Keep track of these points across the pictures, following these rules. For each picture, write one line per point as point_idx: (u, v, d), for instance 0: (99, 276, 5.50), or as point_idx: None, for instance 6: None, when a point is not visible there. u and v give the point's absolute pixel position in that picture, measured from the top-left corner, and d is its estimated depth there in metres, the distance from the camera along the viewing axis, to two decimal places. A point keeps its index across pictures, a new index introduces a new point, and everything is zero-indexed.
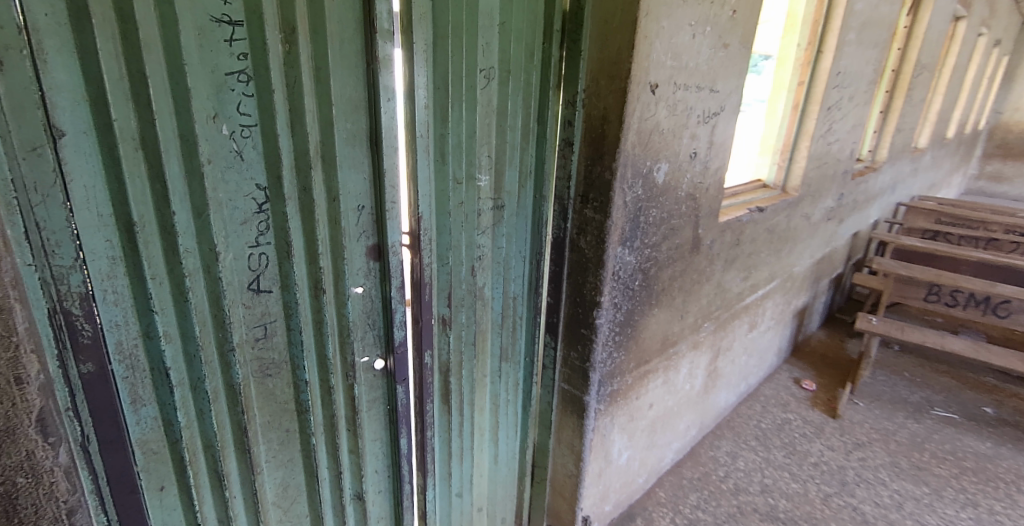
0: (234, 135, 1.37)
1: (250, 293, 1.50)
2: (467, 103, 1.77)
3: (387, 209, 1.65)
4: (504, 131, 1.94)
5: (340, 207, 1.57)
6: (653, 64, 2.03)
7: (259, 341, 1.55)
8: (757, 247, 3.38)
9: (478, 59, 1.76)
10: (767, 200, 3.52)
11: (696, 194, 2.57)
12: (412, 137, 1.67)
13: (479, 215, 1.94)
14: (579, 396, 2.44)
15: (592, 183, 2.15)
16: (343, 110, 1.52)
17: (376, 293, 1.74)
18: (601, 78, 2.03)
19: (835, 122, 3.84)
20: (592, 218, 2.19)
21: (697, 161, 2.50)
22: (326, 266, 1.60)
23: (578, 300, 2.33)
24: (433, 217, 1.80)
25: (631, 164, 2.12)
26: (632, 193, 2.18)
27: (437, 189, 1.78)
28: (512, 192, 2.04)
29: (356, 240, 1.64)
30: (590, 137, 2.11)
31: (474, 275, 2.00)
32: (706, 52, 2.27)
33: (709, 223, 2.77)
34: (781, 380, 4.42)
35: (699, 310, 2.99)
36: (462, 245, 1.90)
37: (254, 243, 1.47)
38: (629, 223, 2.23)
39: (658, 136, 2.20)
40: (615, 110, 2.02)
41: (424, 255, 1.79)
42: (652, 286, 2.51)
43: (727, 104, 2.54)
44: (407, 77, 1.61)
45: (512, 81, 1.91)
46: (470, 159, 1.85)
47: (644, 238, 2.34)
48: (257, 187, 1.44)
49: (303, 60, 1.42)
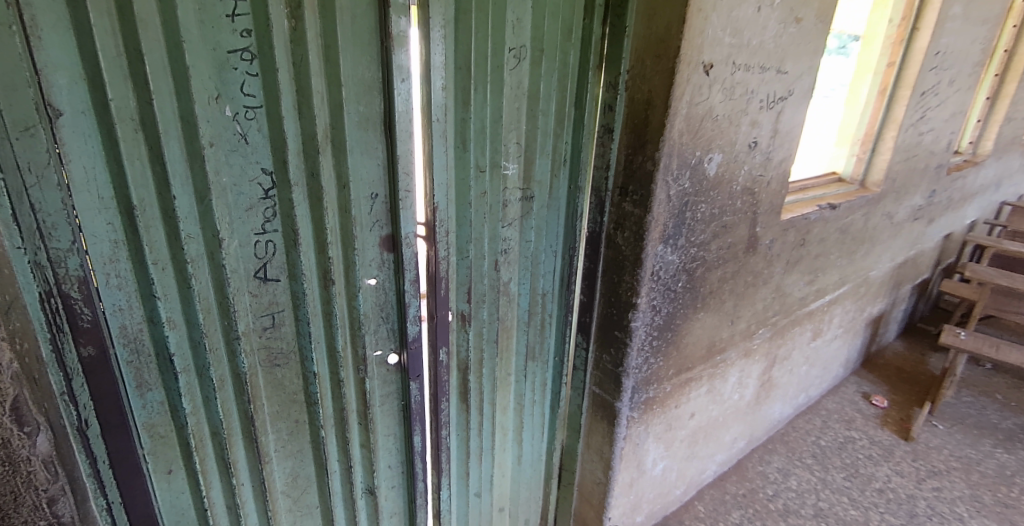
0: (237, 117, 1.31)
1: (257, 281, 1.45)
2: (493, 86, 1.65)
3: (400, 198, 1.57)
4: (535, 117, 1.81)
5: (351, 195, 1.50)
6: (708, 41, 1.82)
7: (267, 330, 1.51)
8: (826, 248, 3.07)
9: (506, 37, 1.62)
10: (841, 196, 3.19)
11: (755, 188, 2.33)
12: (430, 121, 1.56)
13: (505, 206, 1.85)
14: (610, 402, 2.33)
15: (631, 175, 1.98)
16: (355, 92, 1.43)
17: (390, 286, 1.67)
18: (647, 57, 1.84)
19: (930, 109, 3.40)
20: (630, 212, 2.02)
21: (757, 152, 2.25)
22: (336, 256, 1.54)
23: (612, 300, 2.19)
24: (452, 208, 1.70)
25: (677, 154, 1.93)
26: (677, 186, 1.99)
27: (457, 178, 1.68)
28: (543, 183, 1.94)
29: (369, 230, 1.57)
30: (633, 123, 1.93)
31: (498, 270, 1.92)
32: (773, 28, 2.02)
33: (770, 221, 2.52)
34: (848, 393, 4.06)
35: (753, 316, 2.76)
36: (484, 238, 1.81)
37: (261, 230, 1.42)
38: (673, 219, 2.04)
39: (711, 123, 1.98)
40: (661, 93, 1.82)
41: (441, 248, 1.70)
42: (697, 288, 2.31)
43: (797, 87, 2.26)
44: (425, 55, 1.51)
45: (545, 62, 1.76)
46: (496, 146, 1.73)
47: (690, 236, 2.15)
48: (262, 172, 1.38)
49: (311, 37, 1.33)
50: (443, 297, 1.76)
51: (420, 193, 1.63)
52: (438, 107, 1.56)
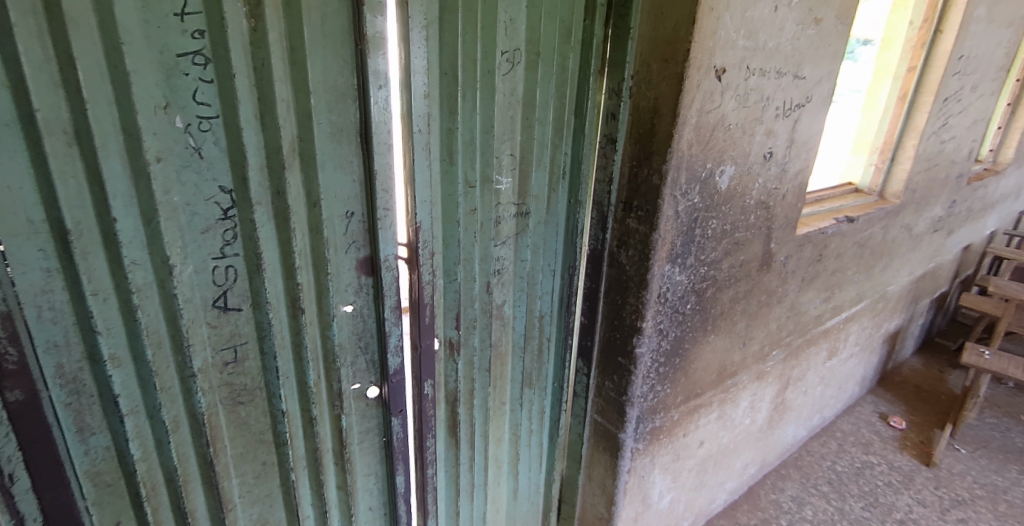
0: (190, 128, 1.15)
1: (216, 311, 1.30)
2: (482, 92, 1.50)
3: (378, 218, 1.42)
4: (530, 127, 1.66)
5: (323, 214, 1.35)
6: (721, 44, 1.65)
7: (229, 365, 1.36)
8: (843, 264, 2.89)
9: (498, 39, 1.47)
10: (858, 208, 3.02)
11: (770, 201, 2.16)
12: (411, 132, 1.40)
13: (498, 224, 1.69)
14: (613, 433, 2.17)
15: (636, 189, 1.82)
16: (326, 100, 1.28)
17: (369, 313, 1.51)
18: (653, 61, 1.68)
19: (952, 116, 3.23)
20: (635, 229, 1.85)
21: (773, 164, 2.08)
22: (305, 282, 1.38)
23: (615, 323, 2.03)
24: (438, 226, 1.55)
25: (687, 166, 1.76)
26: (686, 201, 1.82)
27: (443, 194, 1.52)
28: (540, 197, 1.78)
29: (344, 253, 1.42)
30: (638, 133, 1.77)
31: (491, 292, 1.76)
32: (791, 29, 1.86)
33: (785, 236, 2.34)
34: (864, 413, 3.87)
35: (766, 337, 2.58)
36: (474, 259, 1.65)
37: (219, 254, 1.27)
38: (682, 237, 1.87)
39: (723, 132, 1.82)
40: (669, 100, 1.66)
41: (425, 272, 1.54)
42: (707, 309, 2.14)
43: (816, 94, 2.10)
44: (405, 59, 1.35)
45: (542, 66, 1.61)
46: (486, 159, 1.58)
47: (700, 254, 1.98)
48: (220, 190, 1.22)
49: (274, 38, 1.18)
50: (428, 324, 1.60)
51: (401, 211, 1.47)
52: (420, 115, 1.41)
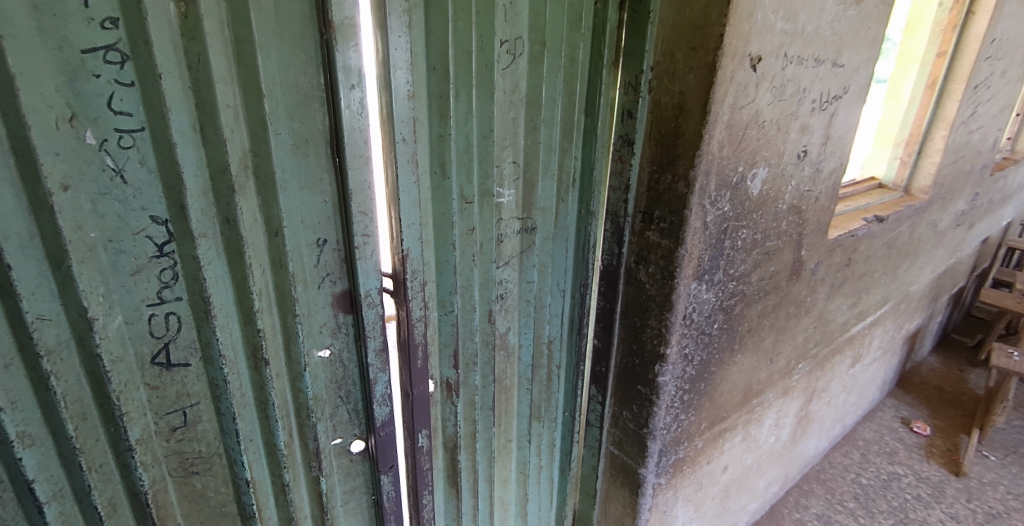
0: (106, 146, 0.89)
1: (157, 369, 1.05)
2: (477, 91, 1.25)
3: (356, 246, 1.16)
4: (534, 130, 1.41)
5: (287, 244, 1.10)
6: (757, 27, 1.40)
7: (178, 431, 1.11)
8: (872, 267, 2.63)
9: (496, 27, 1.23)
10: (884, 206, 2.79)
11: (803, 205, 1.91)
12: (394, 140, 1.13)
13: (499, 243, 1.44)
14: (632, 468, 1.93)
15: (657, 197, 1.57)
16: (286, 104, 1.03)
17: (350, 357, 1.26)
18: (678, 49, 1.43)
19: (981, 104, 2.99)
20: (656, 243, 1.61)
21: (807, 164, 1.83)
22: (268, 327, 1.12)
23: (634, 347, 1.78)
24: (430, 251, 1.28)
25: (716, 171, 1.51)
26: (715, 210, 1.57)
27: (435, 213, 1.26)
28: (547, 209, 1.54)
29: (316, 288, 1.17)
30: (659, 134, 1.52)
31: (494, 321, 1.51)
32: (832, 9, 1.60)
33: (816, 242, 2.09)
34: (885, 419, 3.67)
35: (793, 351, 2.33)
36: (474, 285, 1.39)
37: (157, 299, 1.01)
38: (709, 251, 1.62)
39: (756, 131, 1.57)
40: (698, 95, 1.41)
41: (415, 308, 1.27)
42: (735, 328, 1.90)
43: (853, 84, 1.84)
44: (384, 52, 1.08)
45: (548, 58, 1.37)
46: (484, 170, 1.33)
47: (728, 268, 1.73)
48: (153, 220, 0.96)
49: (211, 27, 0.92)
50: (422, 366, 1.34)
51: (384, 237, 1.20)
52: (403, 122, 1.13)
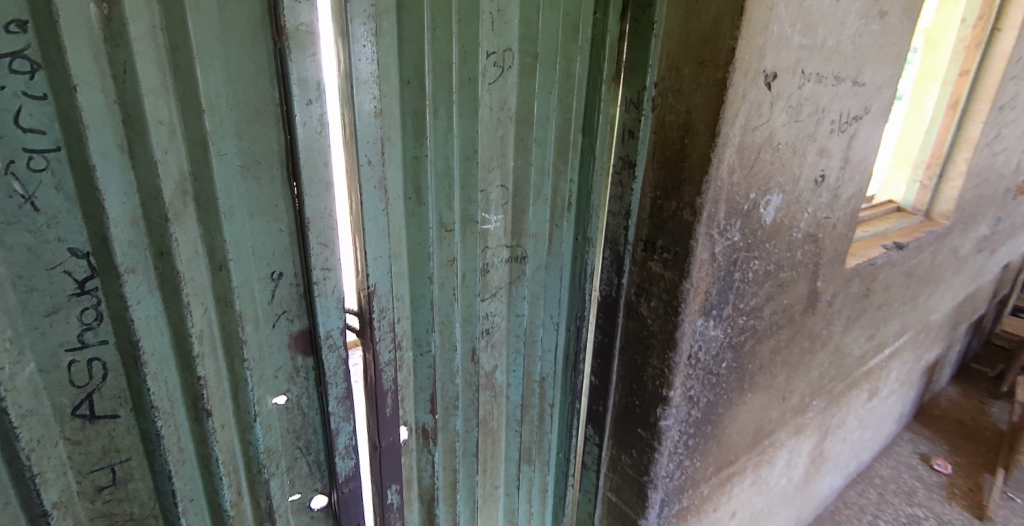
0: (13, 168, 0.76)
1: (80, 422, 0.91)
2: (459, 107, 1.11)
3: (315, 281, 1.00)
4: (525, 150, 1.28)
5: (233, 279, 0.96)
6: (772, 41, 1.26)
7: (105, 491, 0.97)
8: (891, 296, 2.45)
9: (480, 37, 1.10)
10: (903, 231, 2.62)
11: (820, 233, 1.75)
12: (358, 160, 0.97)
13: (484, 274, 1.30)
14: (631, 517, 1.76)
15: (661, 224, 1.41)
16: (233, 120, 0.90)
17: (310, 402, 1.12)
18: (684, 64, 1.30)
19: (1006, 125, 2.83)
20: (659, 274, 1.45)
21: (824, 189, 1.68)
22: (211, 373, 0.98)
23: (633, 387, 1.60)
24: (403, 285, 1.13)
25: (726, 198, 1.37)
26: (724, 240, 1.42)
27: (410, 243, 1.11)
28: (539, 236, 1.39)
29: (271, 327, 1.03)
30: (663, 156, 1.38)
31: (478, 360, 1.35)
32: (854, 23, 1.45)
33: (834, 272, 1.92)
34: (902, 455, 3.47)
35: (807, 387, 2.15)
36: (454, 322, 1.23)
37: (78, 343, 0.87)
38: (717, 284, 1.47)
39: (770, 155, 1.42)
40: (707, 114, 1.27)
41: (383, 350, 1.11)
42: (745, 366, 1.72)
43: (874, 104, 1.70)
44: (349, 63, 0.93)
45: (540, 71, 1.24)
46: (467, 194, 1.19)
47: (738, 302, 1.57)
48: (72, 253, 0.83)
49: (139, 31, 0.79)
50: (395, 413, 1.18)
51: (349, 272, 1.04)
52: (370, 141, 0.97)
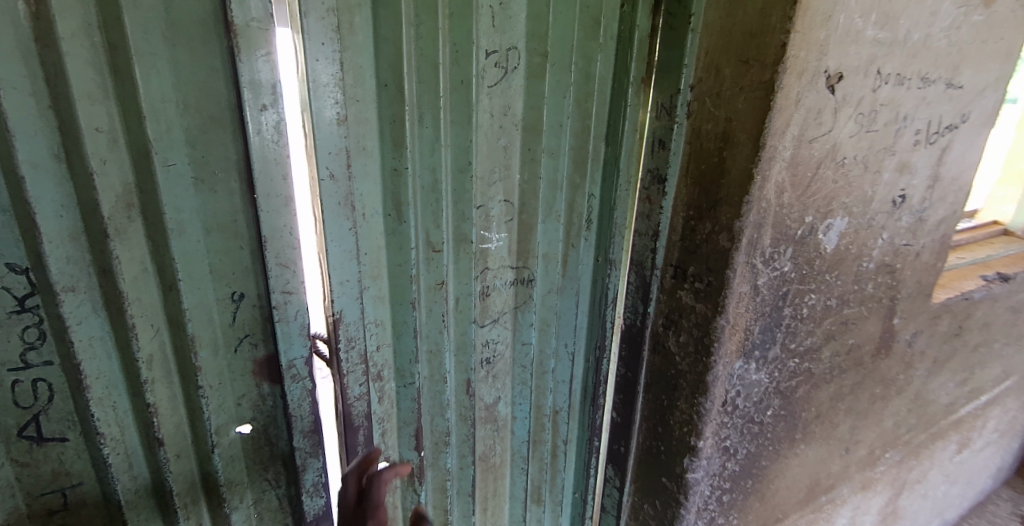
0: None
1: (25, 444, 0.85)
2: (450, 114, 0.97)
3: (274, 305, 0.90)
4: (534, 161, 1.12)
5: (185, 300, 0.87)
6: (838, 34, 1.03)
7: (56, 515, 0.90)
8: (991, 337, 2.09)
9: (477, 34, 0.96)
10: (1011, 258, 2.21)
11: (897, 262, 1.48)
12: (319, 174, 0.86)
13: (483, 298, 1.16)
14: None
15: (693, 249, 1.21)
16: (184, 128, 0.81)
17: (277, 432, 1.02)
18: (727, 64, 1.09)
19: None
20: (690, 307, 1.25)
21: (905, 211, 1.40)
22: (162, 400, 0.89)
23: (658, 431, 1.40)
24: (381, 310, 1.01)
25: (774, 221, 1.15)
26: (771, 271, 1.20)
27: (389, 264, 0.99)
28: (550, 255, 1.23)
29: (232, 352, 0.94)
30: (698, 171, 1.18)
31: (474, 393, 1.22)
32: (950, 13, 1.18)
33: (915, 308, 1.63)
34: (998, 515, 3.00)
35: (877, 438, 1.85)
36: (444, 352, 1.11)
37: (20, 364, 0.80)
38: (760, 321, 1.25)
39: (833, 172, 1.17)
40: (750, 123, 1.07)
41: (353, 384, 1.00)
42: (796, 414, 1.49)
43: (973, 111, 1.41)
44: (308, 63, 0.82)
45: (552, 72, 1.08)
46: (459, 210, 1.05)
47: (788, 342, 1.33)
48: (9, 269, 0.76)
49: (70, 28, 0.71)
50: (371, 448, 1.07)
51: (315, 296, 0.94)
52: (333, 153, 0.86)
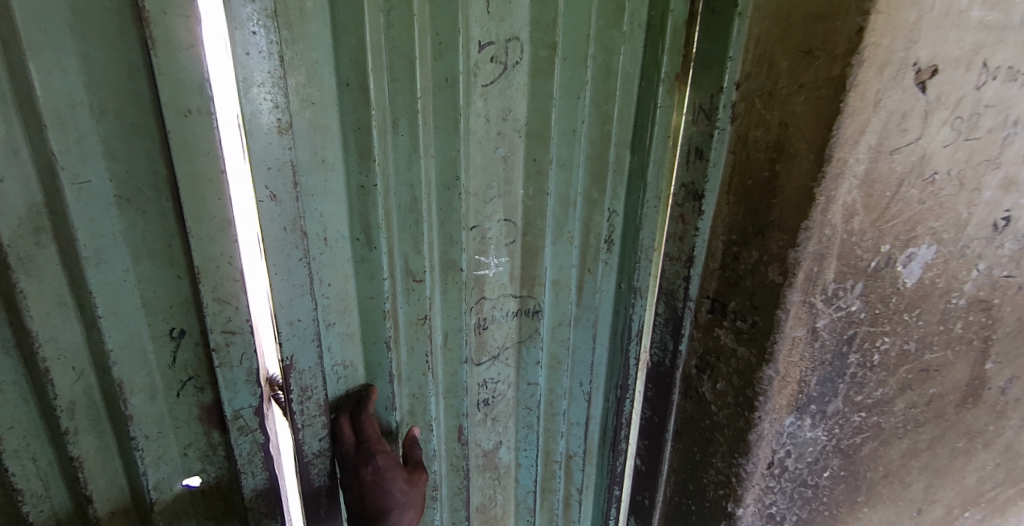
0: None
1: None
2: (430, 119, 0.75)
3: (213, 348, 0.71)
4: (539, 174, 0.90)
5: (110, 339, 0.65)
6: (937, 12, 0.78)
7: None
8: None
9: (467, 21, 0.73)
10: None
11: (995, 297, 1.20)
12: (256, 193, 0.67)
13: (480, 334, 0.95)
14: None
15: (735, 281, 1.00)
16: (101, 137, 0.60)
17: (230, 487, 0.80)
18: (782, 55, 0.87)
19: None
20: (727, 348, 1.04)
21: (1008, 236, 1.13)
22: (90, 451, 0.69)
23: (689, 488, 1.20)
24: (352, 351, 0.83)
25: (841, 252, 0.91)
26: (834, 311, 0.96)
27: (359, 297, 0.80)
28: (557, 282, 1.01)
29: (173, 398, 0.72)
30: (745, 187, 0.96)
31: (469, 441, 1.02)
32: None
33: (1012, 350, 1.34)
34: None
35: (956, 496, 1.57)
36: (428, 397, 0.90)
37: None
38: (819, 372, 1.01)
39: (919, 190, 0.92)
40: (811, 130, 0.84)
41: (310, 438, 0.81)
42: (858, 475, 1.24)
43: None
44: (237, 57, 0.61)
45: (565, 66, 0.85)
46: (446, 233, 0.83)
47: (853, 394, 1.09)
48: None
49: None
50: (335, 508, 0.88)
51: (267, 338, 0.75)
52: (273, 168, 0.66)
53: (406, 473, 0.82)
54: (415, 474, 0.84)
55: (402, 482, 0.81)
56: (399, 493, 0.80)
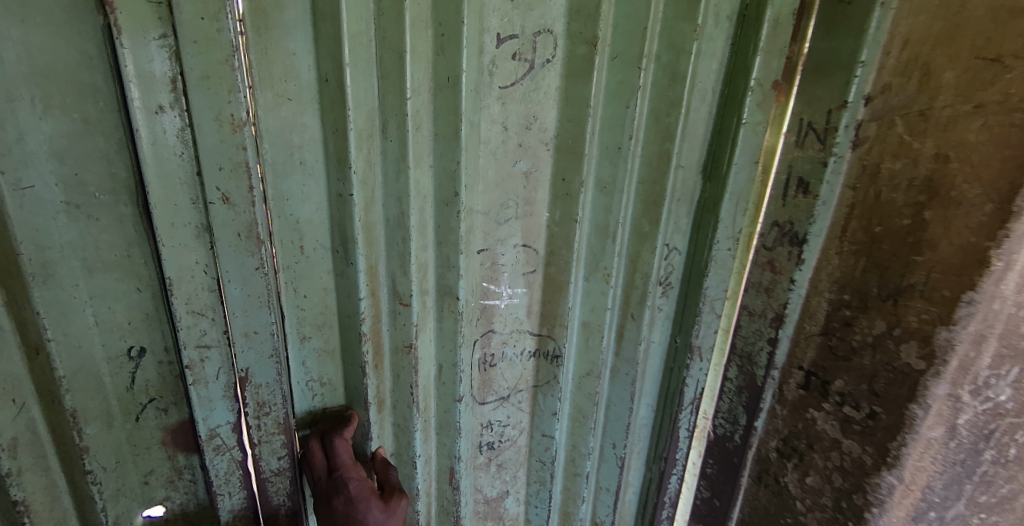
0: None
1: None
2: (425, 125, 0.63)
3: (187, 366, 0.63)
4: (567, 198, 0.72)
5: (60, 364, 0.56)
6: None
7: None
8: None
9: (479, 10, 0.60)
10: None
11: None
12: (206, 195, 0.57)
13: (485, 371, 0.78)
14: None
15: (845, 355, 0.76)
16: (47, 134, 0.51)
17: (193, 507, 0.72)
18: (940, 61, 0.64)
19: None
20: (827, 437, 0.81)
21: None
22: (37, 493, 0.57)
23: None
24: (337, 373, 0.71)
25: (1006, 329, 0.65)
26: (978, 403, 0.69)
27: (338, 316, 0.68)
28: (587, 324, 0.80)
29: (133, 423, 0.64)
30: (869, 234, 0.72)
31: (455, 485, 0.82)
32: None
33: None
34: None
35: None
36: (414, 430, 0.75)
37: None
38: (947, 475, 0.74)
39: None
40: (993, 169, 0.60)
41: (267, 457, 0.70)
42: None
43: None
44: (185, 48, 0.52)
45: (614, 67, 0.67)
46: (443, 253, 0.69)
47: (977, 494, 0.77)
48: None
49: None
50: None
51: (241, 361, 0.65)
52: (225, 169, 0.56)
53: (382, 500, 0.70)
54: (393, 499, 0.71)
55: (376, 511, 0.69)
56: (375, 523, 0.69)
